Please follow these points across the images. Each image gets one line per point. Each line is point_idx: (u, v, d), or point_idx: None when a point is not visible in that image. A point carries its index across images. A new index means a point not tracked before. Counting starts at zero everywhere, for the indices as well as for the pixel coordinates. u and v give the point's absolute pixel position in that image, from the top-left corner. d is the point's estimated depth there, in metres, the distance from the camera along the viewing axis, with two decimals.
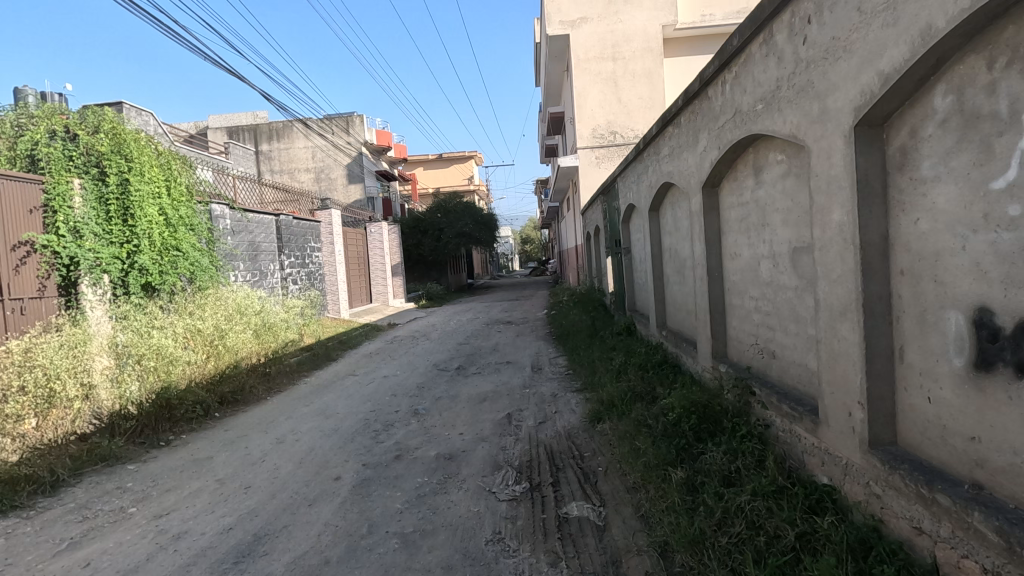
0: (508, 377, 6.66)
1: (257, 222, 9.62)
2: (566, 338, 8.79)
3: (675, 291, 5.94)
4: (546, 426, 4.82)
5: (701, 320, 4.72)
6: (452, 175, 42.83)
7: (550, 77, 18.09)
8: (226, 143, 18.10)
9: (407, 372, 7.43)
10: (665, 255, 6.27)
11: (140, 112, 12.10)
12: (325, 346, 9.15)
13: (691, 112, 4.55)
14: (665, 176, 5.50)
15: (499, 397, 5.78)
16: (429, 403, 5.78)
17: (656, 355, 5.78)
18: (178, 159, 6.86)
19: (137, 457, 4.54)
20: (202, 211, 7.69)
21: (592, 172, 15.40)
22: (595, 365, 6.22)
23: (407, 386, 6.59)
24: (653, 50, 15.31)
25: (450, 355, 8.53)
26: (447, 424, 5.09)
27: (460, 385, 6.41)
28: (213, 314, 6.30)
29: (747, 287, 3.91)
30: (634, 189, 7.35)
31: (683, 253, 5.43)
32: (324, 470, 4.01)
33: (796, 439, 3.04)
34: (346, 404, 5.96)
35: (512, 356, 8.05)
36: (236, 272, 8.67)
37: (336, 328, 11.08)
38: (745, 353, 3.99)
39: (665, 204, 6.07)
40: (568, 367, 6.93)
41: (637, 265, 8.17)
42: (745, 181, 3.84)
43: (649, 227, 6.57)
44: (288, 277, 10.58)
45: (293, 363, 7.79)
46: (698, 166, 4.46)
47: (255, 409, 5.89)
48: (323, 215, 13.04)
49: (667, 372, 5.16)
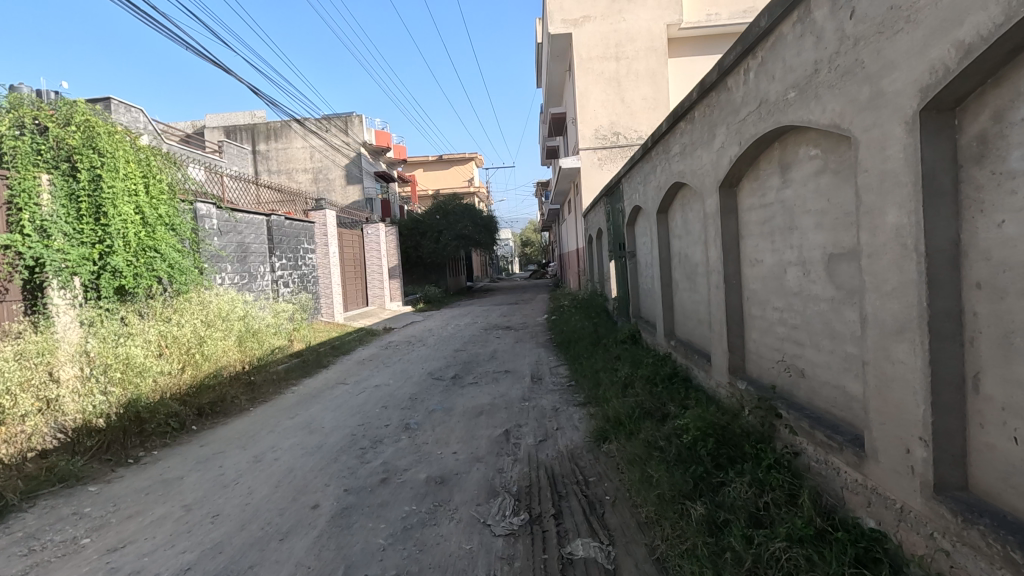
0: (506, 388, 6.28)
1: (247, 222, 9.24)
2: (567, 346, 8.40)
3: (685, 298, 5.57)
4: (546, 445, 4.45)
5: (716, 331, 4.36)
6: (453, 176, 42.49)
7: (551, 77, 17.76)
8: (222, 142, 17.79)
9: (400, 381, 7.05)
10: (674, 260, 5.90)
11: (129, 107, 11.76)
12: (316, 352, 8.77)
13: (706, 106, 4.19)
14: (676, 176, 5.14)
15: (496, 410, 5.40)
16: (422, 416, 5.40)
17: (664, 367, 5.41)
18: (158, 154, 6.48)
19: (101, 477, 4.17)
20: (186, 209, 7.30)
21: (594, 174, 15.05)
22: (599, 376, 5.83)
23: (399, 397, 6.21)
24: (657, 50, 14.97)
25: (447, 362, 8.14)
26: (439, 440, 4.71)
27: (455, 396, 6.03)
28: (192, 319, 5.90)
29: (770, 297, 3.55)
30: (640, 190, 6.98)
31: (694, 257, 5.07)
32: (302, 496, 3.63)
33: (834, 472, 2.68)
34: (333, 417, 5.58)
35: (511, 365, 7.66)
36: (224, 274, 8.29)
37: (329, 332, 10.70)
38: (767, 369, 3.63)
39: (675, 205, 5.70)
40: (569, 378, 6.55)
41: (642, 270, 7.81)
42: (768, 180, 3.48)
43: (657, 231, 6.21)
44: (279, 279, 10.20)
45: (280, 370, 7.41)
46: (714, 164, 4.10)
47: (235, 421, 5.51)
48: (317, 216, 12.64)
49: (678, 387, 4.80)
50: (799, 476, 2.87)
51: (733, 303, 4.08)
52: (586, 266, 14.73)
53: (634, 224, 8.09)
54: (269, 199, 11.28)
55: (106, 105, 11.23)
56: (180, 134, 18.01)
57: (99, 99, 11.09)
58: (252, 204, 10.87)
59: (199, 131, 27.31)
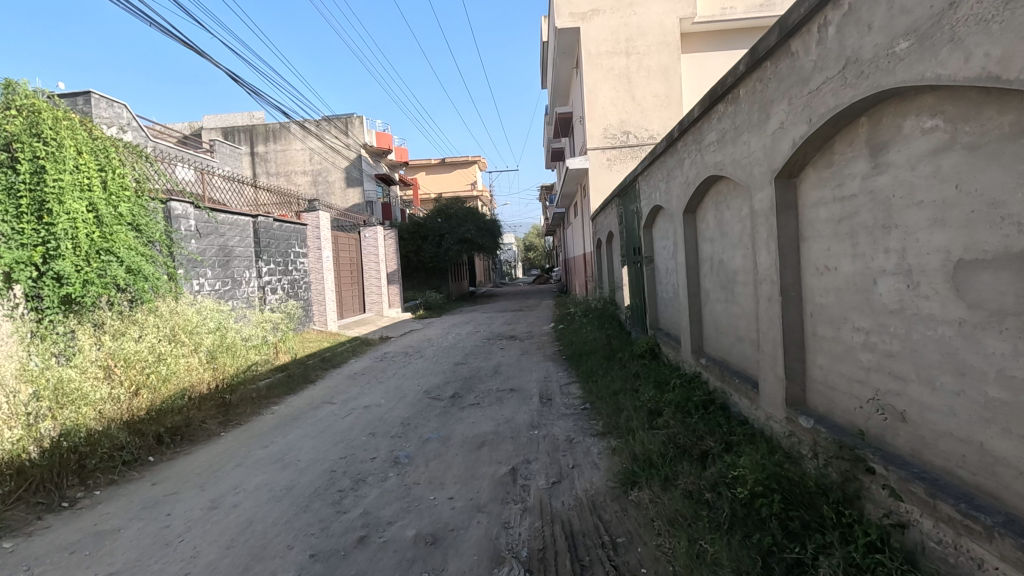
0: (511, 412, 5.52)
1: (231, 223, 8.52)
2: (578, 360, 7.63)
3: (720, 311, 4.83)
4: (561, 490, 3.69)
5: (765, 353, 3.61)
6: (456, 180, 41.83)
7: (557, 75, 17.09)
8: (215, 142, 17.14)
9: (392, 401, 6.29)
10: (705, 266, 5.17)
11: (111, 102, 11.11)
12: (303, 366, 8.03)
13: (757, 80, 3.48)
14: (712, 168, 4.41)
15: (501, 441, 4.65)
16: (414, 447, 4.66)
17: (696, 391, 4.65)
18: (119, 146, 5.77)
19: (22, 528, 3.42)
20: (155, 209, 6.59)
21: (603, 175, 14.32)
22: (619, 401, 5.07)
23: (390, 421, 5.46)
24: (670, 45, 14.27)
25: (446, 378, 7.40)
26: (433, 480, 3.98)
27: (453, 422, 5.27)
28: (153, 334, 5.17)
29: (848, 314, 2.82)
30: (662, 187, 6.25)
31: (735, 263, 4.33)
32: (257, 562, 2.90)
33: (975, 565, 1.95)
34: (311, 446, 4.82)
35: (516, 382, 6.91)
36: (201, 282, 7.56)
37: (319, 343, 9.96)
38: (843, 404, 2.90)
39: (707, 203, 4.97)
40: (583, 399, 5.81)
41: (661, 277, 7.08)
42: (847, 166, 2.76)
43: (684, 233, 5.48)
44: (266, 286, 9.48)
45: (259, 387, 6.68)
46: (767, 150, 3.38)
47: (198, 452, 4.77)
48: (309, 218, 11.87)
49: (716, 417, 4.06)
50: (913, 563, 2.14)
51: (792, 319, 3.34)
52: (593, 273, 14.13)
53: (652, 227, 7.35)
54: (259, 200, 10.58)
55: (86, 99, 10.58)
56: (175, 135, 17.44)
57: (78, 93, 10.43)
58: (242, 205, 10.18)
59: (196, 132, 26.72)
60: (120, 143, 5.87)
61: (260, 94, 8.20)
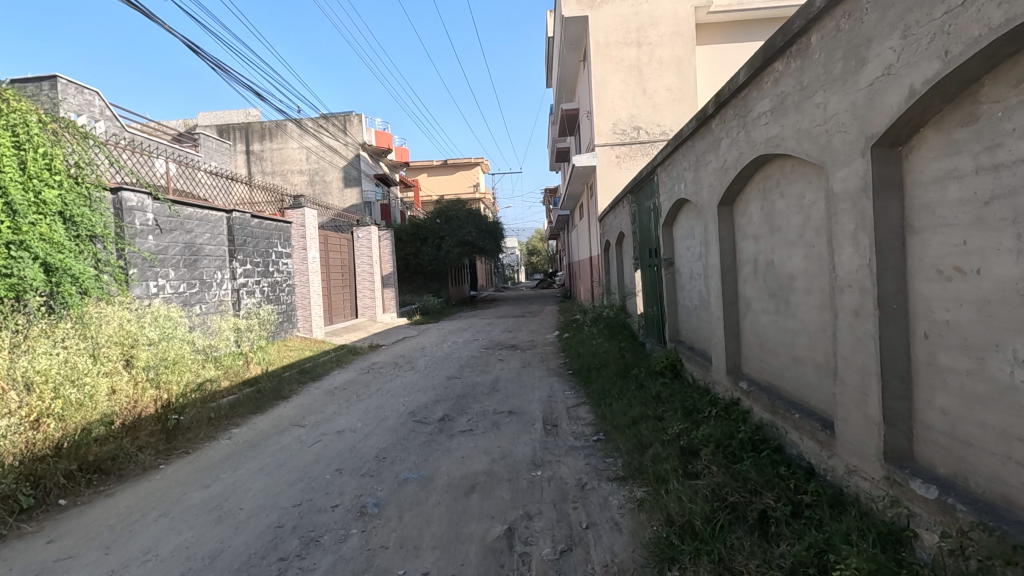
0: (509, 443, 4.58)
1: (199, 218, 7.63)
2: (587, 376, 6.70)
3: (769, 325, 3.91)
4: (572, 564, 2.76)
5: (846, 386, 2.70)
6: (458, 181, 40.98)
7: (558, 75, 17.16)
8: (201, 134, 16.19)
9: (370, 426, 5.36)
10: (747, 270, 4.26)
11: (82, 88, 10.27)
12: (276, 380, 7.12)
13: (843, 16, 2.57)
14: (764, 145, 3.51)
15: (495, 485, 3.72)
16: (387, 491, 3.75)
17: (740, 427, 3.72)
18: (47, 123, 4.89)
19: None
20: (99, 199, 5.70)
21: (611, 173, 13.44)
22: (641, 435, 4.14)
23: (364, 452, 4.54)
24: (684, 35, 13.39)
25: (436, 396, 6.47)
26: (405, 543, 3.05)
27: (437, 456, 4.33)
28: (65, 351, 4.32)
29: (1003, 340, 1.91)
30: (688, 178, 5.34)
31: (796, 265, 3.41)
32: None
33: None
34: (261, 488, 3.91)
35: (515, 403, 5.97)
36: (160, 284, 6.67)
37: (300, 352, 9.05)
38: (995, 470, 1.99)
39: (751, 192, 4.07)
40: (595, 427, 4.88)
41: (684, 281, 6.19)
42: (1007, 119, 1.86)
43: (717, 229, 4.58)
44: (242, 288, 8.59)
45: (218, 406, 5.78)
46: (857, 109, 2.48)
47: (121, 493, 3.86)
48: (294, 215, 10.89)
49: (772, 464, 3.15)
50: None
51: (896, 343, 2.42)
52: (601, 276, 13.21)
53: (673, 225, 6.44)
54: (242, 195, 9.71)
55: (53, 84, 9.73)
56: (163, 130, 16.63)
57: (44, 77, 9.59)
58: (222, 200, 9.33)
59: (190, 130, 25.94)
60: (50, 119, 4.98)
61: (226, 70, 7.22)
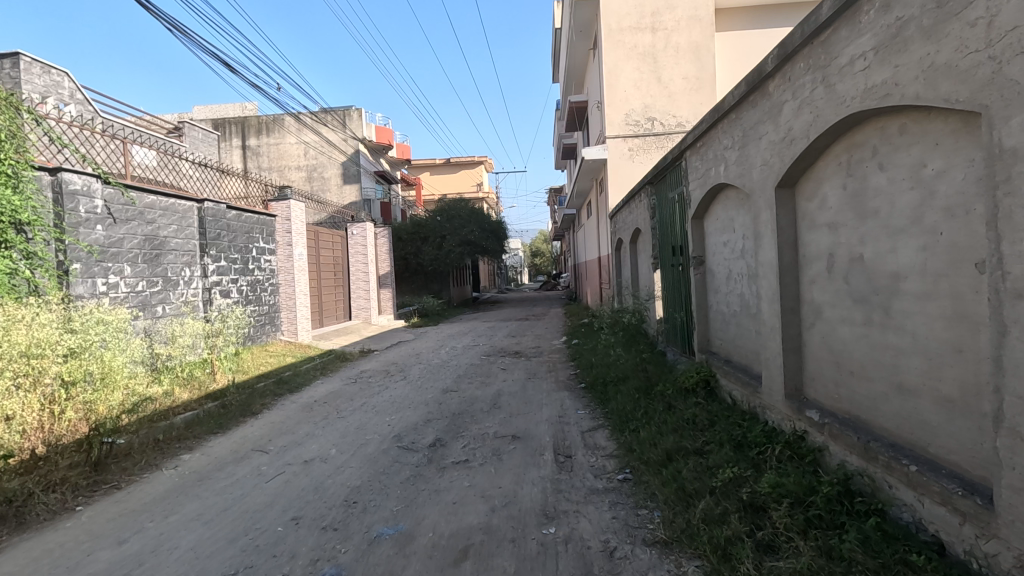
0: (512, 483, 3.67)
1: (162, 207, 6.75)
2: (602, 392, 5.80)
3: (853, 342, 3.00)
4: None
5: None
6: (461, 180, 40.08)
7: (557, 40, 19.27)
8: (187, 124, 15.29)
9: (346, 453, 4.46)
10: (818, 268, 3.35)
11: (49, 68, 9.42)
12: (246, 393, 6.22)
13: None
14: (862, 98, 2.61)
15: (494, 548, 2.82)
16: (353, 553, 2.85)
17: (820, 476, 2.81)
18: None
19: None
20: (30, 181, 4.78)
21: (624, 167, 12.58)
22: (682, 477, 3.23)
23: (332, 493, 3.63)
24: (702, 19, 12.43)
25: (428, 414, 5.56)
26: None
27: (421, 501, 3.43)
28: None
29: None
30: (730, 157, 4.45)
31: (908, 262, 2.51)
32: None
33: None
34: (190, 545, 3.01)
35: (520, 425, 5.06)
36: (111, 281, 5.78)
37: (281, 358, 8.17)
38: None
39: (827, 167, 3.17)
40: (618, 460, 3.97)
41: (718, 282, 5.29)
42: None
43: (775, 218, 3.68)
44: (215, 287, 7.71)
45: (169, 426, 4.95)
46: None
47: (10, 551, 3.00)
48: (278, 208, 9.95)
49: (886, 538, 2.24)
50: None
51: None
52: (602, 274, 14.10)
53: (705, 216, 5.55)
54: (228, 188, 8.85)
55: (16, 62, 8.85)
56: None
57: (4, 54, 8.71)
58: (209, 193, 8.45)
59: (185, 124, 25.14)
60: None
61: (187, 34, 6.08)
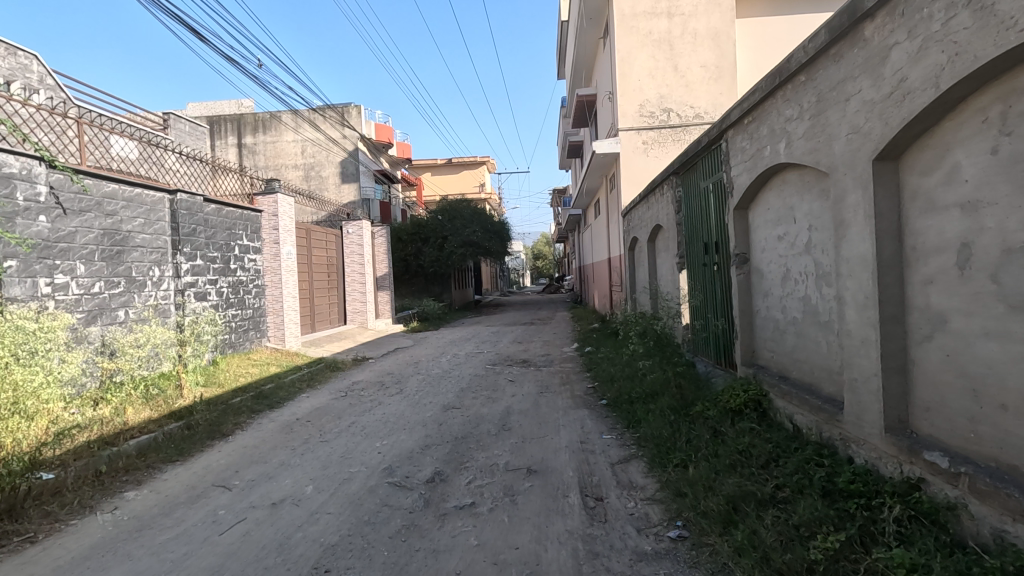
0: (534, 540, 2.85)
1: (126, 198, 5.94)
2: (629, 412, 4.97)
3: (1006, 364, 2.18)
4: None
5: None
6: (463, 181, 39.34)
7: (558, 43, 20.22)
8: (172, 116, 14.44)
9: (325, 492, 3.64)
10: (940, 264, 2.52)
11: (14, 50, 8.63)
12: (217, 411, 5.38)
13: None
14: None
15: None
16: None
17: (977, 557, 1.99)
18: None
19: None
20: None
21: (637, 162, 11.78)
22: (765, 544, 2.41)
23: (300, 554, 2.80)
24: (722, 5, 11.63)
25: (426, 438, 4.72)
26: None
27: (415, 569, 2.61)
28: None
29: None
30: (795, 129, 3.63)
31: None
32: None
33: None
34: None
35: (535, 453, 4.23)
36: (58, 282, 4.98)
37: (263, 368, 7.34)
38: None
39: (962, 126, 2.35)
40: (664, 509, 3.15)
41: (769, 283, 4.46)
42: None
43: (870, 199, 2.86)
44: (189, 289, 6.90)
45: (116, 454, 4.13)
46: None
47: None
48: (265, 202, 9.05)
49: None
50: None
51: None
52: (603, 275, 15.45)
53: (752, 206, 4.73)
54: (220, 185, 8.08)
55: None
56: None
57: None
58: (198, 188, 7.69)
59: None
60: None
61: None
